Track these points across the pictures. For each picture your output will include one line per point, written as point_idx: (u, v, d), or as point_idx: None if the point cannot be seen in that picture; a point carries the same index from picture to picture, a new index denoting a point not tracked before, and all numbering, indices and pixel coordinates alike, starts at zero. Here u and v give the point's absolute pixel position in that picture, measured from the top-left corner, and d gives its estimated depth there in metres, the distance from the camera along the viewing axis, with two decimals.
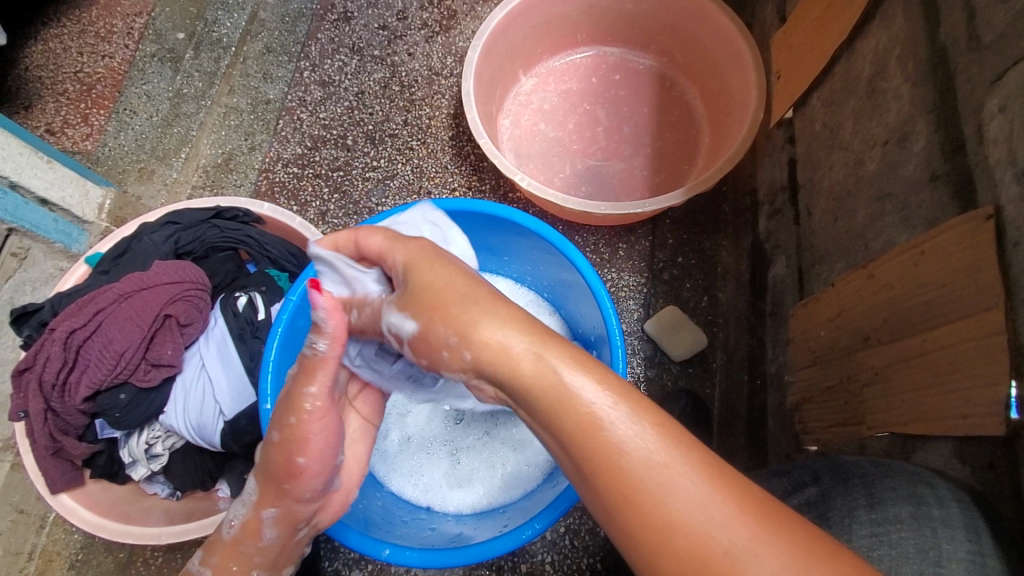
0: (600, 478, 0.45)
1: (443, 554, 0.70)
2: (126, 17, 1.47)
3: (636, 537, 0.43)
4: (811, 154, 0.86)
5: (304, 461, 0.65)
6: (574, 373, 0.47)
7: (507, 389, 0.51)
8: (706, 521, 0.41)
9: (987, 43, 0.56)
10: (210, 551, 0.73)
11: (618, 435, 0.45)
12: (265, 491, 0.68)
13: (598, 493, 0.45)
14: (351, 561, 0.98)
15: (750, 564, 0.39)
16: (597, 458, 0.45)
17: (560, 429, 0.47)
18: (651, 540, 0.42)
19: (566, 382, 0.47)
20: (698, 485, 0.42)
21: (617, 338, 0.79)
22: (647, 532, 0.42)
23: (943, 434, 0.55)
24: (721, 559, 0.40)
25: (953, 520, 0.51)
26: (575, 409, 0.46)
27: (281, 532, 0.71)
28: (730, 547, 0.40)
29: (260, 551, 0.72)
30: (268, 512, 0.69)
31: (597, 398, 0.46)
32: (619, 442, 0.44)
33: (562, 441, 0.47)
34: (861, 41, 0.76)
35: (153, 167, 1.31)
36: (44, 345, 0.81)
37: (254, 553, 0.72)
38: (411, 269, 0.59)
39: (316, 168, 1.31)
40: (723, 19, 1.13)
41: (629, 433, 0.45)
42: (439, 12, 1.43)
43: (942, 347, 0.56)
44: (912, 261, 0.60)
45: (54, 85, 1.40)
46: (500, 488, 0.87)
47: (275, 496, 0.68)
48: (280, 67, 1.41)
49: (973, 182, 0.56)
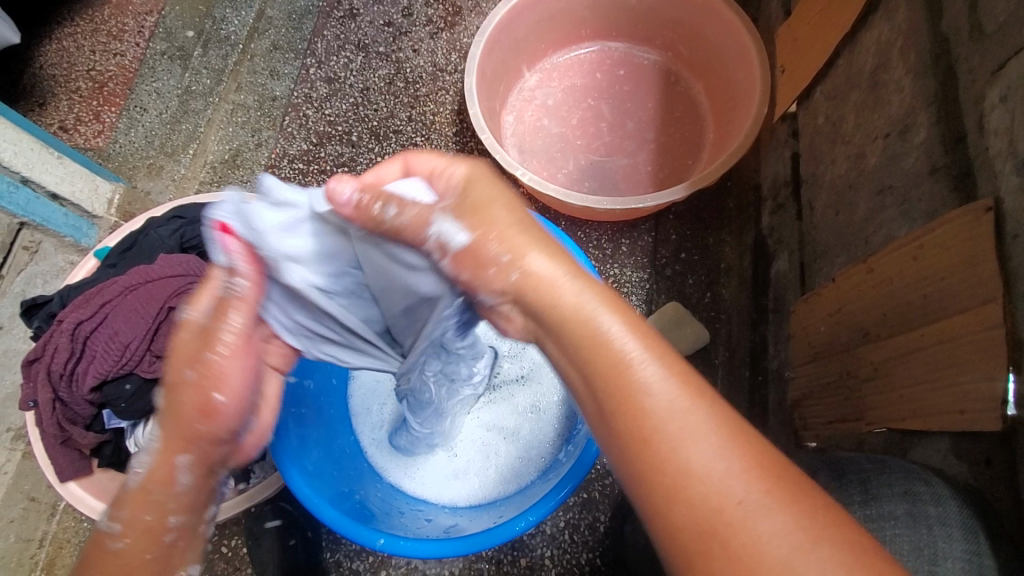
0: (627, 413, 0.47)
1: (440, 544, 0.71)
2: (137, 16, 1.49)
3: (654, 476, 0.45)
4: (814, 149, 0.85)
5: (221, 398, 0.63)
6: (612, 318, 0.51)
7: (540, 320, 0.53)
8: (722, 476, 0.43)
9: (988, 33, 0.55)
10: (116, 506, 0.61)
11: (644, 376, 0.48)
12: (173, 432, 0.62)
13: (621, 427, 0.48)
14: (352, 553, 0.99)
15: (756, 517, 0.41)
16: (629, 395, 0.48)
17: (597, 361, 0.49)
18: (670, 480, 0.44)
19: (604, 324, 0.50)
20: (715, 439, 0.45)
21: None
22: (664, 473, 0.45)
23: (941, 430, 0.55)
24: (733, 509, 0.42)
25: (948, 517, 0.50)
26: (609, 346, 0.49)
27: (197, 476, 0.63)
28: (742, 499, 0.42)
29: (172, 498, 0.62)
30: (183, 455, 0.62)
31: (633, 343, 0.49)
32: (651, 386, 0.47)
33: (596, 373, 0.49)
34: (864, 33, 0.75)
35: (162, 163, 1.33)
36: (53, 337, 0.84)
37: (167, 501, 0.61)
38: (471, 184, 0.56)
39: (321, 164, 1.32)
40: (728, 13, 1.12)
41: (651, 375, 0.48)
42: (444, 8, 1.44)
43: (940, 342, 0.55)
44: (912, 256, 0.59)
45: (66, 83, 1.43)
46: (496, 481, 0.88)
47: (188, 436, 0.62)
48: (287, 64, 1.42)
49: (973, 175, 0.55)
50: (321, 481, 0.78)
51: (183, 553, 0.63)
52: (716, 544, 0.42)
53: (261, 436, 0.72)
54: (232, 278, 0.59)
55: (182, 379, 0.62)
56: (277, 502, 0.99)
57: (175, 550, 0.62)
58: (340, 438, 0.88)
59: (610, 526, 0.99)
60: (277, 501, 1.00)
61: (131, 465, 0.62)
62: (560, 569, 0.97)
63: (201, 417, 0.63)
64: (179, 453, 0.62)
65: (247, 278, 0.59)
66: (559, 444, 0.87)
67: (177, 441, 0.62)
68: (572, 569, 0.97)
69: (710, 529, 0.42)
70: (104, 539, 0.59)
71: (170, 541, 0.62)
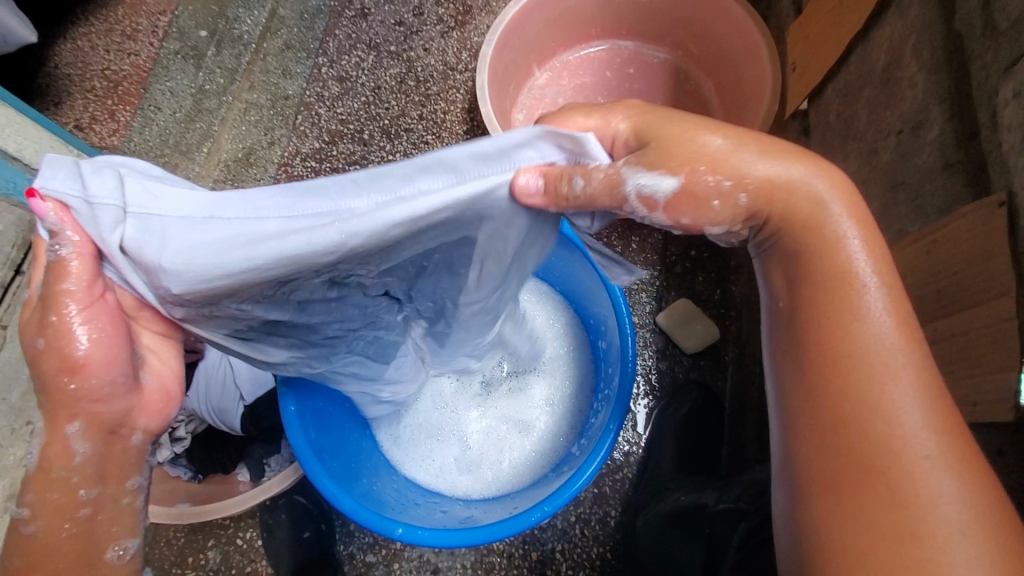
0: (828, 352, 0.49)
1: (456, 533, 0.72)
2: (150, 16, 1.52)
3: (830, 412, 0.48)
4: (825, 146, 0.86)
5: (84, 355, 0.54)
6: (856, 240, 0.52)
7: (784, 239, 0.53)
8: (915, 433, 0.46)
9: (1003, 29, 0.56)
10: (24, 490, 0.58)
11: (868, 304, 0.49)
12: (54, 405, 0.56)
13: (815, 356, 0.50)
14: (366, 545, 1.01)
15: (931, 478, 0.45)
16: (840, 337, 0.49)
17: (824, 276, 0.51)
18: (854, 425, 0.47)
19: (846, 243, 0.51)
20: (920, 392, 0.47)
21: (626, 326, 0.80)
22: (853, 412, 0.47)
23: (954, 421, 0.56)
24: (917, 459, 0.45)
25: None
26: (841, 266, 0.51)
27: (96, 444, 0.58)
28: (923, 456, 0.45)
29: (75, 472, 0.58)
30: (72, 425, 0.57)
31: (869, 271, 0.50)
32: (873, 327, 0.49)
33: (814, 296, 0.51)
34: (877, 30, 0.76)
35: (176, 161, 1.35)
36: None
37: (73, 477, 0.58)
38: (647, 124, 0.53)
39: (333, 162, 1.34)
40: (739, 11, 1.13)
41: (883, 315, 0.49)
42: (454, 7, 1.45)
43: (953, 335, 0.56)
44: (924, 250, 0.60)
45: (81, 82, 1.46)
46: (510, 474, 0.89)
47: (65, 405, 0.56)
48: (299, 63, 1.44)
49: (987, 169, 0.56)
50: (338, 472, 0.79)
51: (110, 527, 0.61)
52: (886, 491, 0.45)
53: (166, 393, 0.64)
54: (55, 242, 0.48)
55: (36, 350, 0.55)
56: (293, 495, 1.01)
57: (97, 523, 0.60)
58: (357, 430, 0.90)
59: (620, 520, 1.00)
60: (292, 494, 1.01)
61: (30, 446, 0.58)
62: (571, 563, 0.98)
63: (70, 377, 0.55)
64: (68, 421, 0.56)
65: (77, 240, 0.48)
66: (573, 438, 0.88)
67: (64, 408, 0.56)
68: (583, 563, 0.98)
69: (881, 473, 0.46)
70: (18, 524, 0.58)
71: (88, 515, 0.59)
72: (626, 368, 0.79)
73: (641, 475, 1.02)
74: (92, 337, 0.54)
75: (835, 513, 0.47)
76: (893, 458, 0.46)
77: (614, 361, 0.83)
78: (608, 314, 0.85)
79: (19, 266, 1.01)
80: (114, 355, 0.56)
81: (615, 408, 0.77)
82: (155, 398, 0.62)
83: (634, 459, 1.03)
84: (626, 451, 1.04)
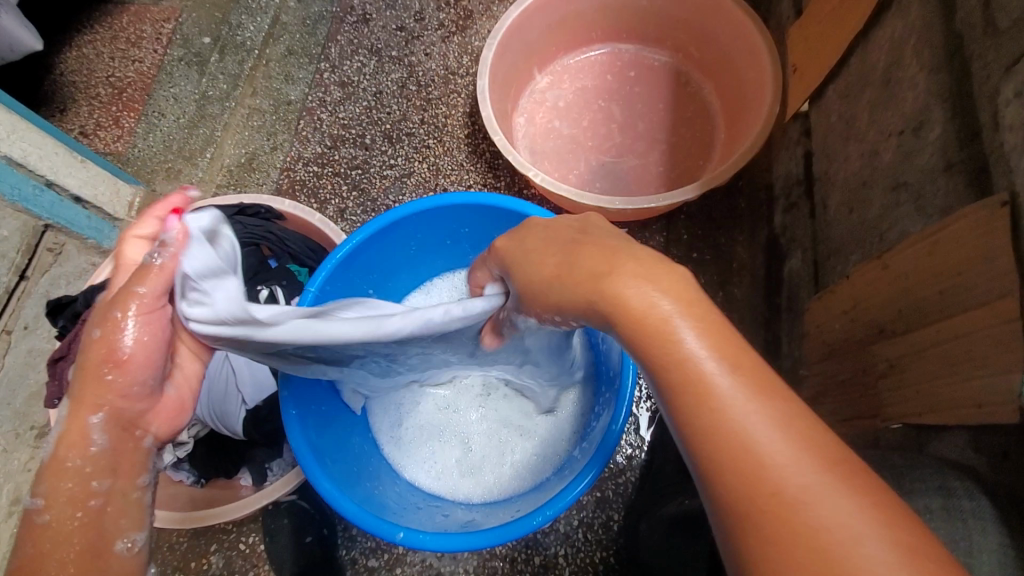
0: (681, 406, 0.43)
1: (457, 537, 0.72)
2: (154, 24, 1.58)
3: (708, 476, 0.41)
4: (827, 147, 0.85)
5: (129, 352, 0.60)
6: (653, 283, 0.47)
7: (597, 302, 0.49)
8: (784, 462, 0.39)
9: (1003, 28, 0.55)
10: (42, 474, 0.62)
11: (688, 349, 0.44)
12: (85, 391, 0.62)
13: (677, 421, 0.44)
14: (368, 550, 1.00)
15: (814, 504, 0.38)
16: (679, 384, 0.44)
17: (639, 338, 0.46)
18: (725, 477, 0.41)
19: (642, 290, 0.46)
20: (761, 413, 0.41)
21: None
22: (721, 464, 0.41)
23: (955, 423, 0.55)
24: (787, 494, 0.38)
25: (982, 511, 0.52)
26: (649, 318, 0.46)
27: (113, 437, 0.63)
28: (787, 481, 0.39)
29: (91, 461, 0.62)
30: (95, 416, 0.62)
31: (675, 313, 0.45)
32: (694, 365, 0.43)
33: (646, 358, 0.45)
34: (877, 31, 0.75)
35: (180, 167, 1.35)
36: (79, 335, 0.86)
37: (86, 467, 0.62)
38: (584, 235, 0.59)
39: (335, 167, 1.34)
40: (739, 14, 1.13)
41: (741, 337, 0.46)
42: (455, 12, 1.45)
43: (957, 337, 0.55)
44: (926, 251, 0.59)
45: (87, 89, 1.51)
46: (511, 478, 0.89)
47: (95, 392, 0.61)
48: (301, 68, 1.44)
49: (989, 170, 0.56)
50: (339, 475, 0.79)
51: (117, 519, 0.63)
52: (781, 548, 0.38)
53: (180, 404, 0.69)
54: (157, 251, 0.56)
55: (90, 337, 0.61)
56: (295, 499, 1.01)
57: (106, 515, 0.62)
58: (358, 434, 0.89)
59: (623, 524, 0.99)
60: (295, 498, 1.01)
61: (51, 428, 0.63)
62: (574, 567, 0.97)
63: (109, 369, 0.61)
64: (91, 414, 0.62)
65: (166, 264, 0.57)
66: (574, 442, 0.88)
67: (88, 404, 0.62)
68: (586, 567, 0.97)
69: (768, 518, 0.38)
70: (32, 513, 0.61)
71: (96, 505, 0.62)
72: (628, 371, 0.79)
73: (644, 479, 1.01)
74: (141, 337, 0.60)
75: (752, 569, 0.39)
76: (772, 502, 0.39)
77: (616, 364, 0.83)
78: None
79: (24, 272, 0.99)
80: (155, 360, 0.62)
81: (617, 410, 0.77)
82: (169, 407, 0.68)
83: (638, 463, 1.03)
84: (629, 455, 1.03)
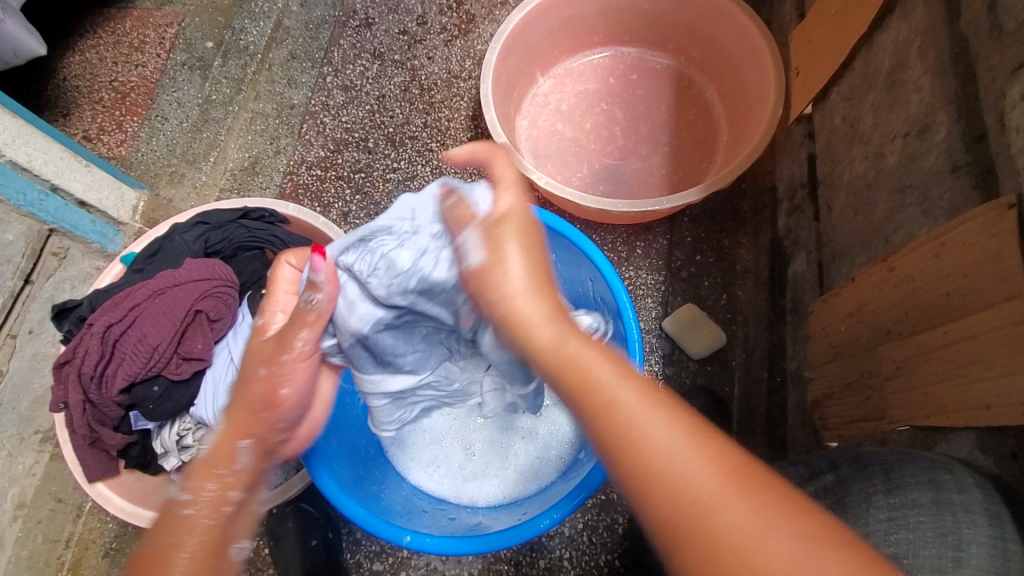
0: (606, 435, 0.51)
1: (463, 541, 0.72)
2: (158, 28, 1.59)
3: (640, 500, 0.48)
4: (831, 150, 0.86)
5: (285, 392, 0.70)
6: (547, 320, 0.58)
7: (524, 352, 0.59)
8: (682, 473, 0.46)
9: (1009, 31, 0.55)
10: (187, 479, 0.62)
11: (603, 378, 0.53)
12: (238, 420, 0.66)
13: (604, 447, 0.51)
14: (372, 554, 1.00)
15: (716, 511, 0.44)
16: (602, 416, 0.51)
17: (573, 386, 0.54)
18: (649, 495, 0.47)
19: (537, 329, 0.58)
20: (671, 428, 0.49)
21: (634, 332, 0.79)
22: (633, 482, 0.48)
23: (964, 426, 0.55)
24: (692, 505, 0.45)
25: (972, 504, 0.53)
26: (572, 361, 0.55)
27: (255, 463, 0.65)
28: (700, 494, 0.45)
29: (234, 474, 0.63)
30: (245, 442, 0.65)
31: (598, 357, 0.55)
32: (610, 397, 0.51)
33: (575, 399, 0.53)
34: (881, 34, 0.76)
35: (183, 171, 1.34)
36: (84, 338, 0.85)
37: (228, 477, 0.63)
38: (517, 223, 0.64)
39: (338, 170, 1.34)
40: (741, 17, 1.13)
41: (616, 382, 0.52)
42: (458, 16, 1.46)
43: (964, 339, 0.56)
44: (933, 253, 0.60)
45: (90, 94, 1.52)
46: (516, 481, 0.89)
47: (250, 422, 0.66)
48: (304, 73, 1.45)
49: (996, 172, 0.56)
50: (346, 479, 0.80)
51: (237, 526, 0.62)
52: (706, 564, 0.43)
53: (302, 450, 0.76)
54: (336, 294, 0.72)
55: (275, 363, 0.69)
56: (299, 503, 1.01)
57: (235, 521, 0.62)
58: (364, 436, 0.90)
59: (628, 527, 0.99)
60: (299, 502, 1.01)
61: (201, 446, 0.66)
62: (579, 570, 0.97)
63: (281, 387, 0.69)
64: (241, 437, 0.65)
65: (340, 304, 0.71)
66: (579, 446, 0.88)
67: (237, 430, 0.66)
68: (591, 571, 0.97)
69: (689, 535, 0.45)
70: (174, 507, 0.60)
71: (231, 512, 0.62)
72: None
73: None
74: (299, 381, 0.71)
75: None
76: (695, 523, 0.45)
77: None
78: (614, 321, 0.84)
79: (29, 277, 0.99)
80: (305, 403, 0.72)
81: None
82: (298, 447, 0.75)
83: None
84: None
